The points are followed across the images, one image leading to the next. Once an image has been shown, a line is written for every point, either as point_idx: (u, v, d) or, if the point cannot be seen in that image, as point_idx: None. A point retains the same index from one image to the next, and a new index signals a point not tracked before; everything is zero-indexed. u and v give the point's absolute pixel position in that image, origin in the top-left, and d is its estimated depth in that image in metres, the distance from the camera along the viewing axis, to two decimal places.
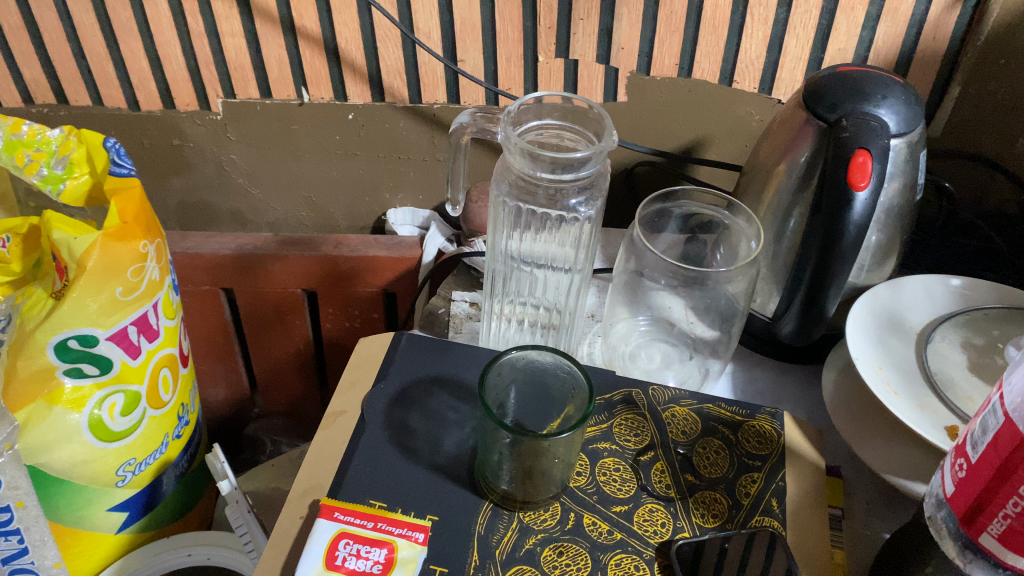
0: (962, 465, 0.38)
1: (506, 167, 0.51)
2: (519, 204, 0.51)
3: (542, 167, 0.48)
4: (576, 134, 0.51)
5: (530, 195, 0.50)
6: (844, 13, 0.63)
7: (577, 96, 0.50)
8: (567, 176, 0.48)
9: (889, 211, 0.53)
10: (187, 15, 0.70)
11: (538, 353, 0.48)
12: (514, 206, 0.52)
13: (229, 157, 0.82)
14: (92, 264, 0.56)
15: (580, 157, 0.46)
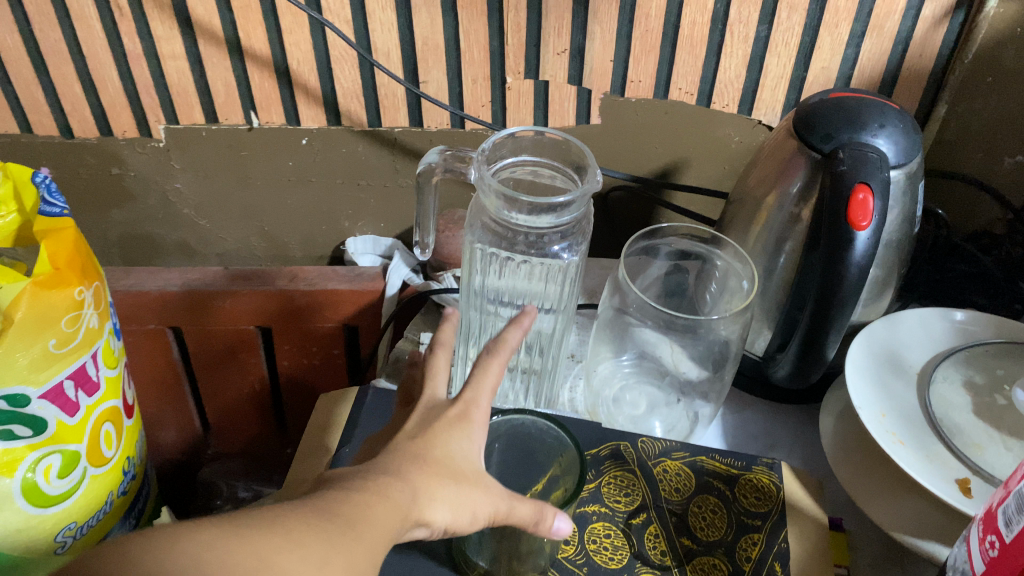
0: (993, 543, 0.34)
1: (479, 208, 0.47)
2: (496, 250, 0.47)
3: (520, 211, 0.44)
4: (556, 170, 0.47)
5: (507, 240, 0.46)
6: (827, 30, 0.60)
7: (549, 129, 0.46)
8: (547, 220, 0.44)
9: (888, 246, 0.50)
10: (123, 36, 0.64)
11: (523, 419, 0.44)
12: (491, 252, 0.48)
13: (175, 186, 0.76)
14: (20, 316, 0.50)
15: (562, 200, 0.42)
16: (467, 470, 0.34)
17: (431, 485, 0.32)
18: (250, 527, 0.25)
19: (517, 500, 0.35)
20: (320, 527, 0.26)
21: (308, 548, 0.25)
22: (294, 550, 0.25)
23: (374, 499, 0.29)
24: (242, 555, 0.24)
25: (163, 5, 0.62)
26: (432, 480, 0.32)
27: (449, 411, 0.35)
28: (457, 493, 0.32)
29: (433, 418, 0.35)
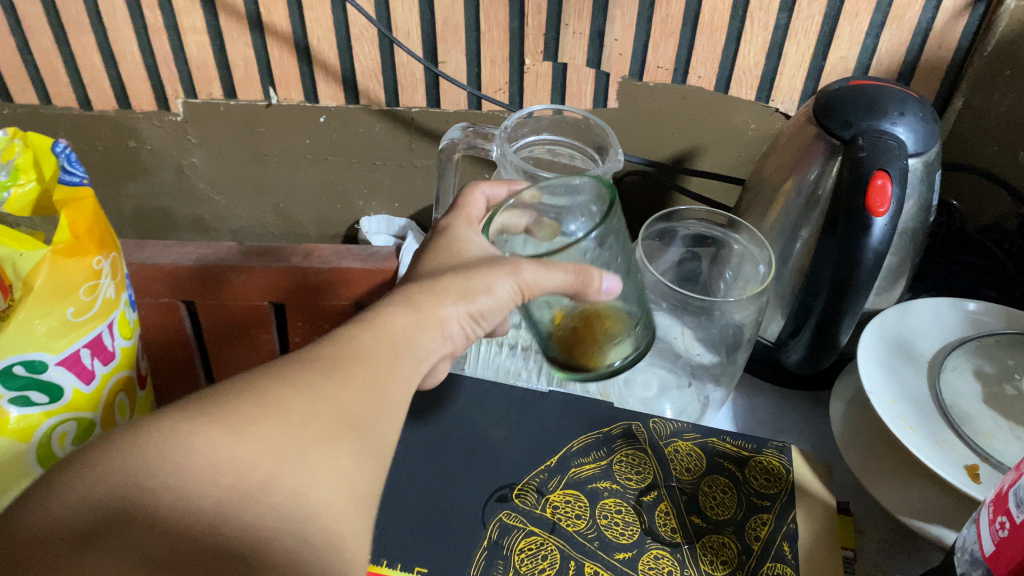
0: (1003, 523, 0.35)
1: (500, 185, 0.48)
2: None
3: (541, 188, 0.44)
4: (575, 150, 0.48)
5: None
6: (847, 19, 0.60)
7: (567, 108, 0.46)
8: None
9: (904, 234, 0.51)
10: (145, 9, 0.65)
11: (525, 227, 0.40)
12: None
13: (191, 161, 0.77)
14: (40, 284, 0.50)
15: None
16: (469, 266, 0.37)
17: (430, 284, 0.36)
18: (225, 408, 0.28)
19: (538, 269, 0.36)
20: (302, 398, 0.29)
21: (290, 400, 0.29)
22: (272, 417, 0.28)
23: (356, 338, 0.33)
24: (219, 439, 0.27)
25: None
26: (434, 281, 0.37)
27: (441, 227, 0.42)
28: (458, 284, 0.36)
29: (430, 237, 0.41)
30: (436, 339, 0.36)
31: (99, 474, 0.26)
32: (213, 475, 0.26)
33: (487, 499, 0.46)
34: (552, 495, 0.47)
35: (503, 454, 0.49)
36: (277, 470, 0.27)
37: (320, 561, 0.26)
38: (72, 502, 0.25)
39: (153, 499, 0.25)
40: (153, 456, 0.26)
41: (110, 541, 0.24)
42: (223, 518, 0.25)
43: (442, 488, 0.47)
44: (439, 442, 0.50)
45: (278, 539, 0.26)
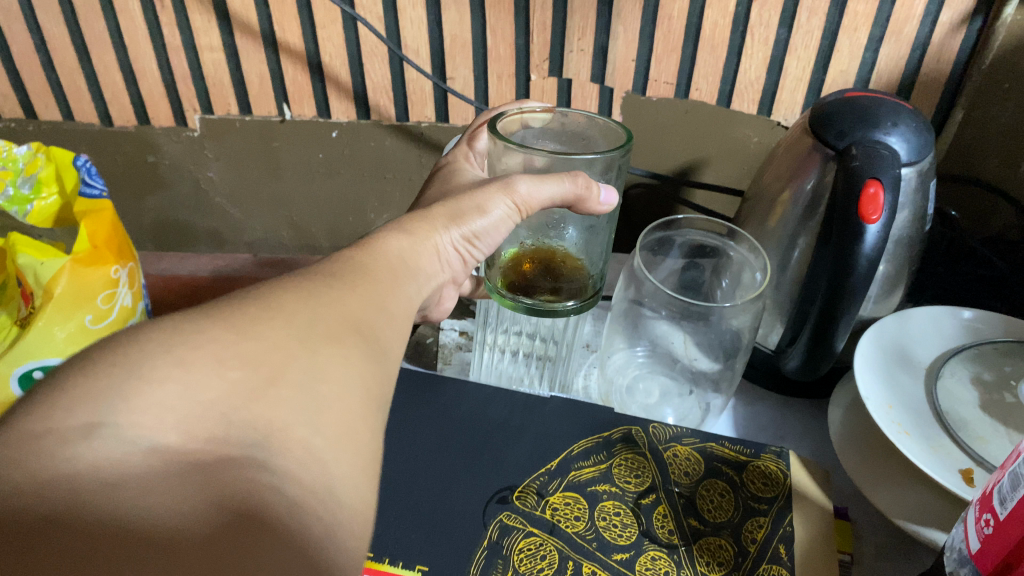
0: (988, 521, 0.35)
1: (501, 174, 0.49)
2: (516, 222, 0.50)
3: None
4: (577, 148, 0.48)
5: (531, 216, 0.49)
6: (847, 34, 0.61)
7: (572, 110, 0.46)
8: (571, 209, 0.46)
9: (900, 242, 0.52)
10: (164, 27, 0.69)
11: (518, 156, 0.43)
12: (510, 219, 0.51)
13: (208, 175, 0.82)
14: (60, 291, 0.52)
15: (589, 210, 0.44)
16: (461, 196, 0.42)
17: (430, 210, 0.41)
18: (226, 310, 0.28)
19: (528, 184, 0.41)
20: (305, 305, 0.29)
21: (288, 313, 0.29)
22: (275, 318, 0.28)
23: (359, 260, 0.35)
24: (223, 338, 0.26)
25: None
26: (433, 208, 0.42)
27: (443, 173, 0.50)
28: (453, 206, 0.41)
29: (434, 181, 0.49)
30: (437, 258, 0.40)
31: (106, 368, 0.24)
32: (216, 377, 0.25)
33: (488, 501, 0.47)
34: (552, 497, 0.48)
35: (505, 457, 0.50)
36: (281, 366, 0.26)
37: (337, 455, 0.25)
38: (75, 391, 0.23)
39: (157, 397, 0.23)
40: (156, 351, 0.25)
41: (121, 429, 0.22)
42: (231, 412, 0.24)
43: (442, 488, 0.48)
44: (442, 445, 0.51)
45: (289, 429, 0.25)
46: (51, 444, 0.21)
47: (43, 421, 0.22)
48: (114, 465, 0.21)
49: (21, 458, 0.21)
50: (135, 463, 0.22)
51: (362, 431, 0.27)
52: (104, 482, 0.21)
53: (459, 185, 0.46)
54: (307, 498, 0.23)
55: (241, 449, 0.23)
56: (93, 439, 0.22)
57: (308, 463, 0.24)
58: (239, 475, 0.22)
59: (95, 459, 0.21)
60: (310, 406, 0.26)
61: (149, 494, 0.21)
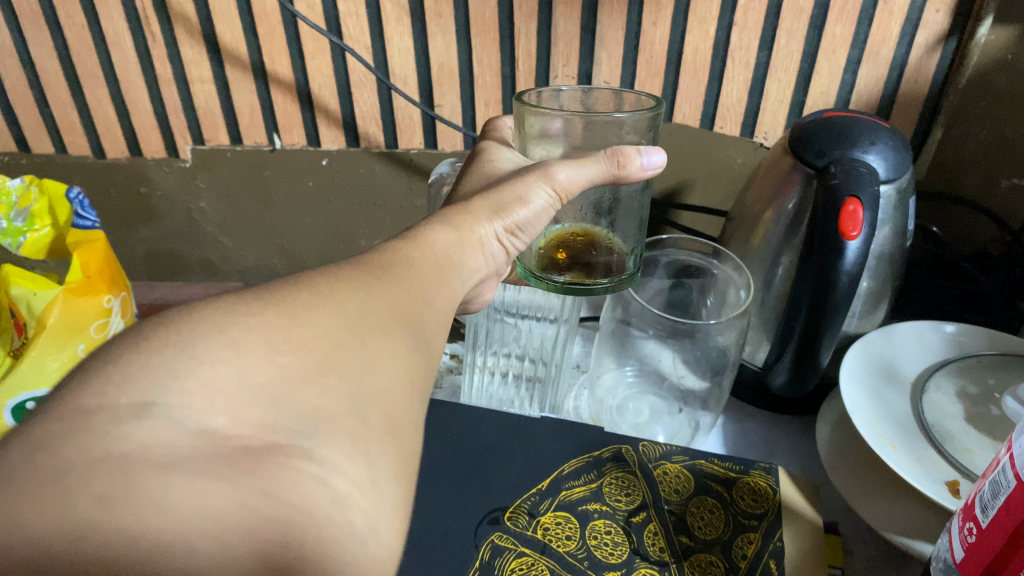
0: (971, 529, 0.36)
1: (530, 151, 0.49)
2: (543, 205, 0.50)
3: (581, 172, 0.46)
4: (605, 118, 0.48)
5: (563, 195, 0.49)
6: (826, 56, 0.62)
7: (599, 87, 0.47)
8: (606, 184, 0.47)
9: (882, 257, 0.53)
10: (156, 61, 0.72)
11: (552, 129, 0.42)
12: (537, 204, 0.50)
13: (200, 206, 0.83)
14: (53, 321, 0.52)
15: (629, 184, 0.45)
16: (498, 187, 0.42)
17: (470, 202, 0.42)
18: (278, 294, 0.28)
19: (569, 169, 0.42)
20: (355, 292, 0.29)
21: (341, 299, 0.28)
22: (324, 306, 0.28)
23: (405, 252, 0.35)
24: (274, 321, 0.26)
25: (192, 32, 0.69)
26: (473, 200, 0.42)
27: (474, 162, 0.50)
28: (494, 198, 0.42)
29: (466, 170, 0.50)
30: (483, 251, 0.40)
31: (158, 347, 0.24)
32: (269, 361, 0.24)
33: (479, 523, 0.47)
34: (543, 517, 0.48)
35: (495, 480, 0.50)
36: (332, 355, 0.26)
37: (381, 446, 0.24)
38: (124, 367, 0.23)
39: (211, 379, 0.23)
40: (208, 330, 0.25)
41: (172, 409, 0.22)
42: (283, 397, 0.24)
43: (435, 510, 0.48)
44: (433, 467, 0.51)
45: (337, 419, 0.24)
46: (103, 421, 0.21)
47: (94, 398, 0.22)
48: (165, 446, 0.21)
49: (70, 434, 0.21)
50: (184, 445, 0.21)
51: (405, 424, 0.26)
52: (155, 462, 0.20)
53: (494, 177, 0.46)
54: (353, 491, 0.22)
55: (292, 436, 0.23)
56: (145, 419, 0.21)
57: (354, 454, 0.23)
58: (286, 464, 0.22)
59: (145, 439, 0.21)
60: (356, 398, 0.25)
61: (199, 478, 0.20)
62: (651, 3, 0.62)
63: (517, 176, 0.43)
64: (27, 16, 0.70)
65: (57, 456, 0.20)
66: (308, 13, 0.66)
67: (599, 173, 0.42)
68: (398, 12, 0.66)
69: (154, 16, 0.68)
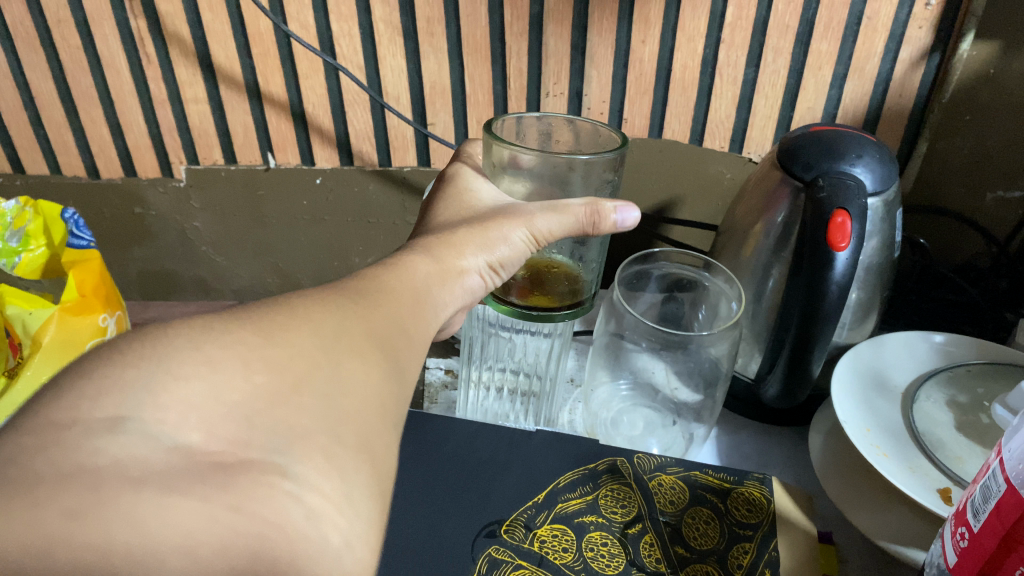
0: (963, 534, 0.36)
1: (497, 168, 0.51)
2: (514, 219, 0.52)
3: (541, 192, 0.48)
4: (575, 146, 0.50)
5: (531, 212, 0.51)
6: (811, 72, 0.64)
7: (580, 119, 0.48)
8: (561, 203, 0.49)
9: (870, 269, 0.54)
10: (151, 82, 0.72)
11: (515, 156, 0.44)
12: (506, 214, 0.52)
13: (193, 225, 0.84)
14: (47, 340, 0.52)
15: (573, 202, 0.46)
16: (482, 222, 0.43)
17: (448, 235, 0.41)
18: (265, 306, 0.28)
19: (552, 215, 0.43)
20: (331, 314, 0.29)
21: (316, 321, 0.28)
22: (302, 326, 0.28)
23: (383, 280, 0.35)
24: (251, 341, 0.25)
25: (188, 53, 0.70)
26: (452, 232, 0.42)
27: (446, 179, 0.49)
28: (476, 233, 0.42)
29: (438, 188, 0.49)
30: (464, 286, 0.40)
31: (133, 360, 0.23)
32: (243, 381, 0.24)
33: (476, 535, 0.48)
34: (539, 529, 0.48)
35: (492, 492, 0.51)
36: (306, 373, 0.25)
37: (355, 463, 0.24)
38: (99, 380, 0.22)
39: (183, 395, 0.22)
40: (183, 347, 0.24)
41: (145, 424, 0.21)
42: (256, 414, 0.23)
43: (433, 524, 0.48)
44: (428, 480, 0.51)
45: (311, 436, 0.23)
46: (75, 435, 0.20)
47: (68, 412, 0.21)
48: (138, 462, 0.20)
49: (42, 448, 0.20)
50: (157, 461, 0.20)
51: (380, 448, 0.26)
52: (128, 478, 0.20)
53: (474, 208, 0.46)
54: (328, 508, 0.22)
55: (262, 452, 0.22)
56: (118, 433, 0.21)
57: (329, 471, 0.23)
58: (259, 480, 0.21)
59: (119, 454, 0.20)
60: (330, 417, 0.25)
61: (170, 496, 0.20)
62: (640, 21, 0.63)
63: (501, 215, 0.44)
64: (22, 37, 0.71)
65: (23, 467, 0.19)
66: (301, 34, 0.67)
67: (574, 224, 0.44)
68: (391, 32, 0.67)
69: (149, 37, 0.69)
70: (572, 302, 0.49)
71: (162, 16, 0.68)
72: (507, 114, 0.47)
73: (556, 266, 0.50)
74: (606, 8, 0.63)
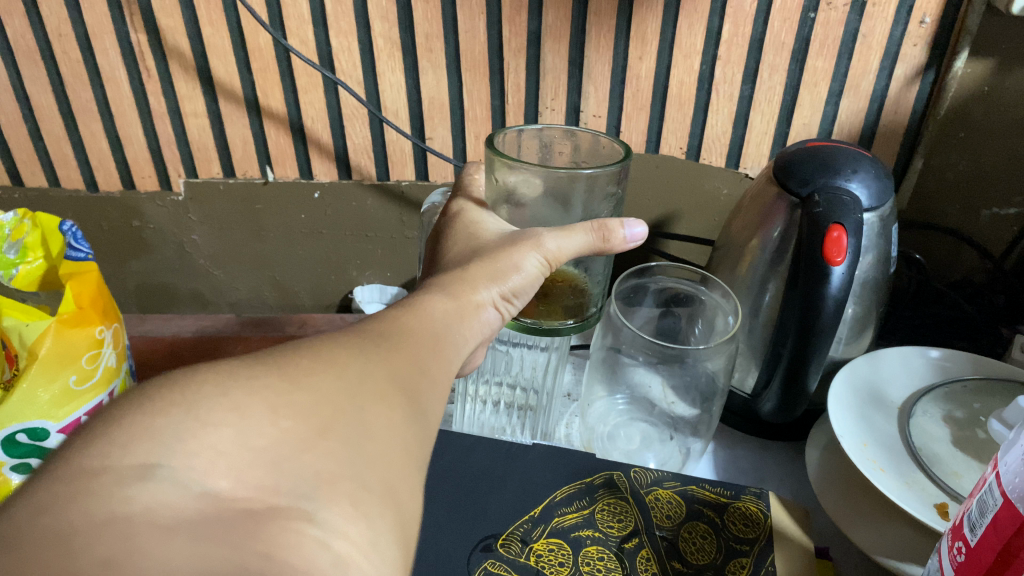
0: (960, 548, 0.36)
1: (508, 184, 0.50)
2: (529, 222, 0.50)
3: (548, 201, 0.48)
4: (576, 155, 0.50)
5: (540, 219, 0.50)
6: (807, 90, 0.64)
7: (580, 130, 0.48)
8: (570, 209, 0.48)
9: (866, 284, 0.54)
10: (151, 95, 0.73)
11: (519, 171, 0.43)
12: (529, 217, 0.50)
13: (192, 238, 0.84)
14: (44, 352, 0.51)
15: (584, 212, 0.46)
16: (491, 256, 0.42)
17: (461, 274, 0.40)
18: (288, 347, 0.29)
19: (559, 238, 0.43)
20: (357, 358, 0.29)
21: (344, 365, 0.28)
22: (326, 371, 0.27)
23: (404, 321, 0.34)
24: (274, 386, 0.25)
25: (187, 67, 0.70)
26: (464, 270, 0.41)
27: (449, 221, 0.49)
28: (487, 268, 0.41)
29: (442, 231, 0.48)
30: (482, 319, 0.39)
31: (162, 407, 0.22)
32: (271, 427, 0.23)
33: (472, 549, 0.47)
34: (536, 544, 0.48)
35: (489, 506, 0.51)
36: (332, 418, 0.25)
37: (381, 509, 0.24)
38: (130, 426, 0.21)
39: (210, 442, 0.22)
40: (210, 394, 0.23)
41: (176, 470, 0.21)
42: (283, 461, 0.22)
43: (430, 537, 0.48)
44: (426, 494, 0.51)
45: (337, 481, 0.23)
46: (106, 482, 0.19)
47: (98, 458, 0.20)
48: (170, 510, 0.19)
49: (75, 495, 0.19)
50: (188, 509, 0.20)
51: (405, 493, 0.25)
52: (160, 523, 0.19)
53: (480, 242, 0.45)
54: (355, 554, 0.21)
55: (290, 499, 0.22)
56: (149, 480, 0.20)
57: (356, 517, 0.22)
58: (286, 528, 0.20)
59: (150, 500, 0.19)
60: (358, 467, 0.24)
61: (201, 543, 0.19)
62: (637, 38, 0.63)
63: (507, 246, 0.43)
64: (23, 51, 0.71)
65: (57, 516, 0.18)
66: (301, 48, 0.68)
67: (584, 244, 0.44)
68: (390, 48, 0.67)
69: (149, 50, 0.70)
70: (578, 315, 0.50)
71: (162, 31, 0.68)
72: (511, 127, 0.47)
73: (565, 277, 0.48)
74: (603, 25, 0.63)
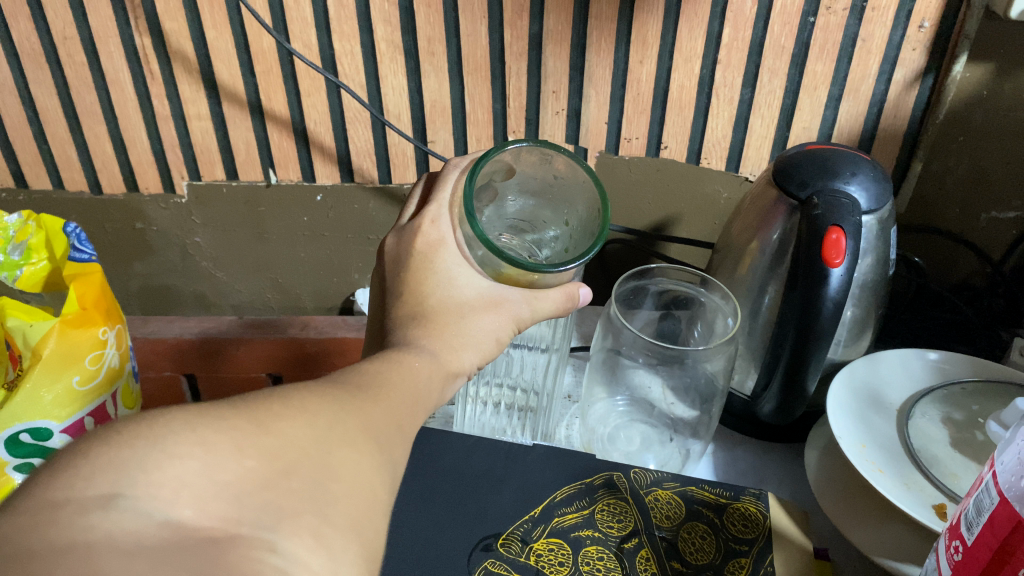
0: (957, 547, 0.37)
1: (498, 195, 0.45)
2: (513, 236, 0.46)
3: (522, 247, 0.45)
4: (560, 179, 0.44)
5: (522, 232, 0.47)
6: (807, 93, 0.64)
7: (572, 165, 0.42)
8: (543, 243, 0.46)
9: (865, 286, 0.54)
10: (154, 98, 0.73)
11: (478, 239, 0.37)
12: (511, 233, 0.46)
13: (194, 241, 0.85)
14: (48, 353, 0.51)
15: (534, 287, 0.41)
16: (467, 319, 0.41)
17: (439, 336, 0.39)
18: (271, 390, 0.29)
19: (534, 301, 0.42)
20: (327, 406, 0.29)
21: (311, 413, 0.27)
22: (297, 418, 0.27)
23: (386, 376, 0.34)
24: (243, 430, 0.25)
25: (191, 70, 0.71)
26: (442, 329, 0.40)
27: (422, 229, 0.42)
28: (462, 333, 0.40)
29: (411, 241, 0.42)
30: (454, 390, 0.39)
31: (127, 440, 0.22)
32: (235, 464, 0.23)
33: (472, 548, 0.48)
34: (536, 543, 0.48)
35: (488, 506, 0.51)
36: (294, 461, 0.25)
37: (343, 542, 0.24)
38: (95, 458, 0.21)
39: (175, 473, 0.22)
40: (179, 428, 0.23)
41: (139, 501, 0.21)
42: (246, 495, 0.23)
43: (429, 538, 0.48)
44: (426, 494, 0.52)
45: (300, 516, 0.23)
46: (69, 513, 0.20)
47: (62, 490, 0.20)
48: (129, 537, 0.20)
49: (37, 526, 0.19)
50: (149, 537, 0.20)
51: (371, 529, 0.25)
52: (119, 550, 0.19)
53: (454, 297, 0.41)
54: None
55: (250, 528, 0.22)
56: (111, 510, 0.20)
57: (316, 549, 0.23)
58: (247, 556, 0.21)
59: (112, 529, 0.20)
60: (319, 501, 0.24)
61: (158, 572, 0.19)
62: (638, 42, 0.64)
63: (485, 308, 0.41)
64: (28, 54, 0.72)
65: (18, 545, 0.19)
66: (304, 52, 0.68)
67: (555, 307, 0.44)
68: (393, 52, 0.67)
69: (154, 54, 0.70)
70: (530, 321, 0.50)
71: (166, 34, 0.69)
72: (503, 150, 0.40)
73: None
74: (604, 29, 0.64)
